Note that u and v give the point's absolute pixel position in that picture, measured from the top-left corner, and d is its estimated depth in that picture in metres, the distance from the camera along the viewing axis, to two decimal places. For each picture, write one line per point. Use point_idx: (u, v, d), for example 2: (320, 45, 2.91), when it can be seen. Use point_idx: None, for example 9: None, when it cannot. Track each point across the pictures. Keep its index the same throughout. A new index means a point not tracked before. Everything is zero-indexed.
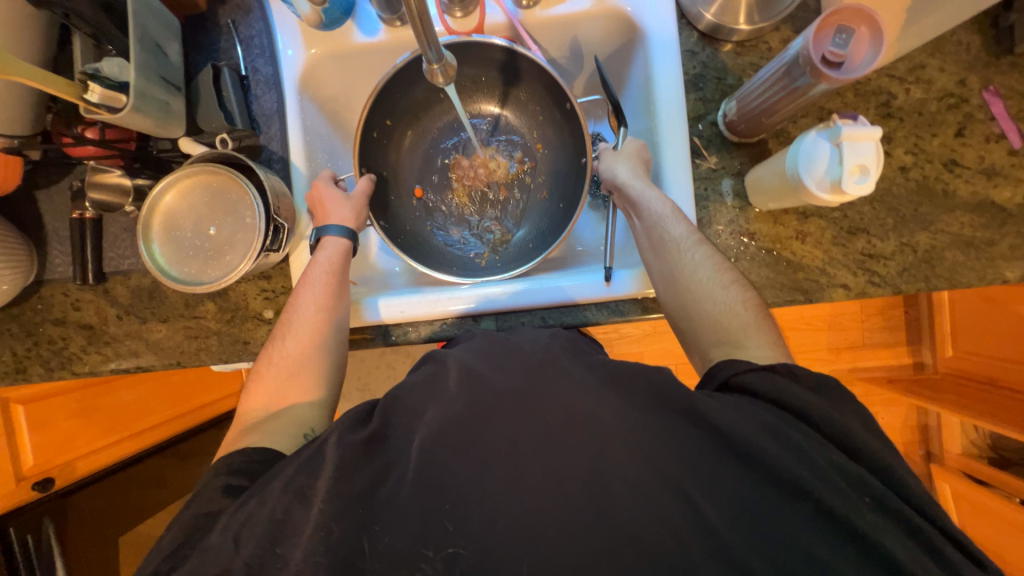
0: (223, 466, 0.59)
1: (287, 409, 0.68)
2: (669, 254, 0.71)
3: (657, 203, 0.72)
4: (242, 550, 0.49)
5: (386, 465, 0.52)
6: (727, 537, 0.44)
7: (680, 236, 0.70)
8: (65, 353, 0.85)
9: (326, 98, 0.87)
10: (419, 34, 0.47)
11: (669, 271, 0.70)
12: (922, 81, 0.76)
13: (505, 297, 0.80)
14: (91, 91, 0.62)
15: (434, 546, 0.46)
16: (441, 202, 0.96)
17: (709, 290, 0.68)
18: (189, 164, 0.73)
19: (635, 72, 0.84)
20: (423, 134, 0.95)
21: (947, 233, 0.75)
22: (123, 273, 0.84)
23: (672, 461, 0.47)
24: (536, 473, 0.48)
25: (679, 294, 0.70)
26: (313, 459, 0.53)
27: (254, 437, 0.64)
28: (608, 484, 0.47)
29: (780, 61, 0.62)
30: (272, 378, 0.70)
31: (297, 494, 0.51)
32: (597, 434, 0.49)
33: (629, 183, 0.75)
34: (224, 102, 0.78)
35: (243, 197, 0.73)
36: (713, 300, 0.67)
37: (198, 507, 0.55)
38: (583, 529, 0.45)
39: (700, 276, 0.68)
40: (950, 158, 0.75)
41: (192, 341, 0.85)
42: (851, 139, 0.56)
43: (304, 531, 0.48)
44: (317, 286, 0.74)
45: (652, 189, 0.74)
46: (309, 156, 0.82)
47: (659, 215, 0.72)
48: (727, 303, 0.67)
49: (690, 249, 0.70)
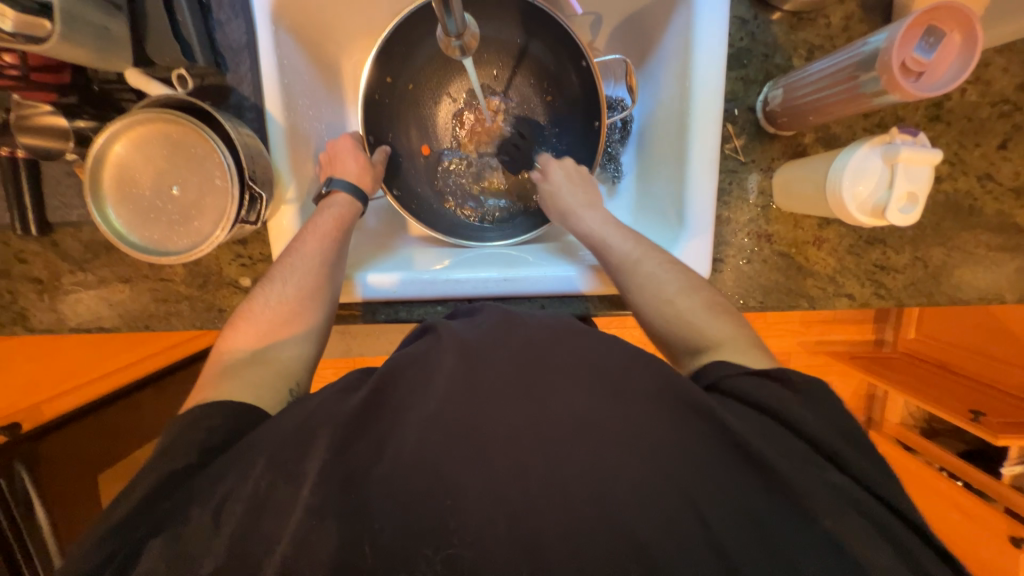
0: (196, 424, 0.49)
1: (272, 357, 0.59)
2: (613, 259, 0.68)
3: (595, 215, 0.73)
4: (223, 528, 0.40)
5: (376, 443, 0.43)
6: (789, 546, 0.37)
7: (623, 240, 0.69)
8: (14, 307, 0.77)
9: (306, 30, 0.73)
10: (441, 12, 0.47)
11: (619, 282, 0.66)
12: (980, 82, 0.69)
13: (506, 284, 0.74)
14: (0, 16, 0.51)
15: (435, 543, 0.38)
16: (435, 165, 0.86)
17: (664, 291, 0.62)
18: (140, 108, 0.61)
19: (668, 34, 0.73)
20: (423, 83, 0.83)
21: (962, 251, 0.73)
22: (73, 225, 0.75)
23: (718, 449, 0.41)
24: (576, 455, 0.41)
25: (637, 296, 0.64)
26: (302, 435, 0.44)
27: (233, 388, 0.54)
28: (652, 475, 0.40)
29: (850, 54, 0.56)
30: (259, 318, 0.61)
31: (283, 468, 0.42)
32: (626, 417, 0.42)
33: (564, 197, 0.75)
34: (178, 29, 0.64)
35: (210, 153, 0.62)
36: (674, 309, 0.61)
37: (170, 467, 0.46)
38: (618, 519, 0.38)
39: (669, 291, 0.62)
40: (986, 172, 0.71)
41: (160, 305, 0.77)
42: (908, 161, 0.55)
43: (290, 514, 0.40)
44: (323, 231, 0.69)
45: (585, 206, 0.74)
46: (287, 105, 0.70)
47: (591, 229, 0.72)
48: (682, 303, 0.61)
49: (634, 250, 0.67)
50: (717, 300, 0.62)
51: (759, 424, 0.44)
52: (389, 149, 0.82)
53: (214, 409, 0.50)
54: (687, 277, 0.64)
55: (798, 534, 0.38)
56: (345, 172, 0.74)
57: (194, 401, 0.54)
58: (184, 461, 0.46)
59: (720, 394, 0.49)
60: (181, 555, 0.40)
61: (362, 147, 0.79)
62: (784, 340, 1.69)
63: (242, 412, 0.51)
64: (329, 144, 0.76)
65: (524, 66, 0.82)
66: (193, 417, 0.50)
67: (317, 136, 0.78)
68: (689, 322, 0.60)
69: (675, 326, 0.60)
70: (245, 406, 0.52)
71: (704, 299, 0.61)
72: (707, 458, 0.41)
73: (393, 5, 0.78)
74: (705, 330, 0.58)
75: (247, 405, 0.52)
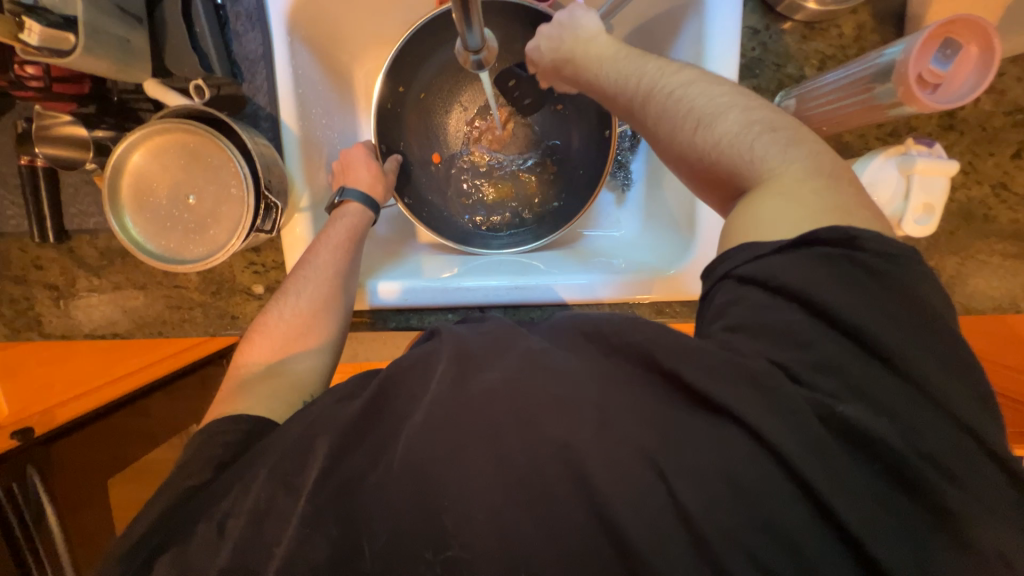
0: (211, 438, 0.50)
1: (287, 370, 0.60)
2: (624, 102, 0.55)
3: (603, 43, 0.58)
4: (230, 539, 0.41)
5: (376, 452, 0.41)
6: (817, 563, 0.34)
7: (639, 70, 0.54)
8: (30, 313, 0.78)
9: (319, 40, 0.73)
10: (461, 25, 0.48)
11: (647, 120, 0.53)
12: (993, 92, 0.69)
13: (516, 292, 0.74)
14: (27, 31, 0.52)
15: (435, 547, 0.37)
16: (445, 173, 0.86)
17: (701, 116, 0.49)
18: (158, 119, 0.62)
19: (680, 43, 0.73)
20: (435, 92, 0.84)
21: (976, 261, 0.73)
22: (90, 232, 0.75)
23: (759, 463, 0.35)
24: (591, 465, 0.36)
25: (666, 130, 0.51)
26: (301, 445, 0.43)
27: (248, 400, 0.55)
28: (676, 489, 0.35)
29: (866, 65, 0.56)
30: (274, 331, 0.62)
31: (284, 480, 0.42)
32: (649, 419, 0.38)
33: (568, 50, 0.60)
34: (197, 40, 0.66)
35: (226, 162, 0.63)
36: (715, 137, 0.48)
37: (184, 480, 0.47)
38: (630, 541, 0.35)
39: (712, 108, 0.49)
40: (1001, 181, 0.71)
41: (174, 311, 0.78)
42: (924, 172, 0.56)
43: (289, 524, 0.40)
44: (335, 243, 0.69)
45: (599, 35, 0.59)
46: (302, 114, 0.71)
47: (607, 74, 0.57)
48: (711, 132, 0.48)
49: (652, 75, 0.53)
50: (766, 113, 0.48)
51: (764, 321, 0.39)
52: (400, 157, 0.82)
53: (231, 422, 0.51)
54: (733, 91, 0.50)
55: (825, 551, 0.34)
56: (357, 181, 0.75)
57: (213, 415, 0.55)
58: (201, 476, 0.47)
59: (749, 285, 0.42)
60: (193, 565, 0.41)
61: (375, 156, 0.79)
62: None
63: (252, 424, 0.52)
64: (341, 153, 0.77)
65: None
66: (208, 431, 0.51)
67: (329, 145, 0.79)
68: (735, 153, 0.47)
69: (709, 170, 0.49)
70: (258, 418, 0.53)
71: (744, 114, 0.48)
72: None
73: (406, 15, 0.79)
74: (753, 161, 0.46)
75: (256, 416, 0.53)
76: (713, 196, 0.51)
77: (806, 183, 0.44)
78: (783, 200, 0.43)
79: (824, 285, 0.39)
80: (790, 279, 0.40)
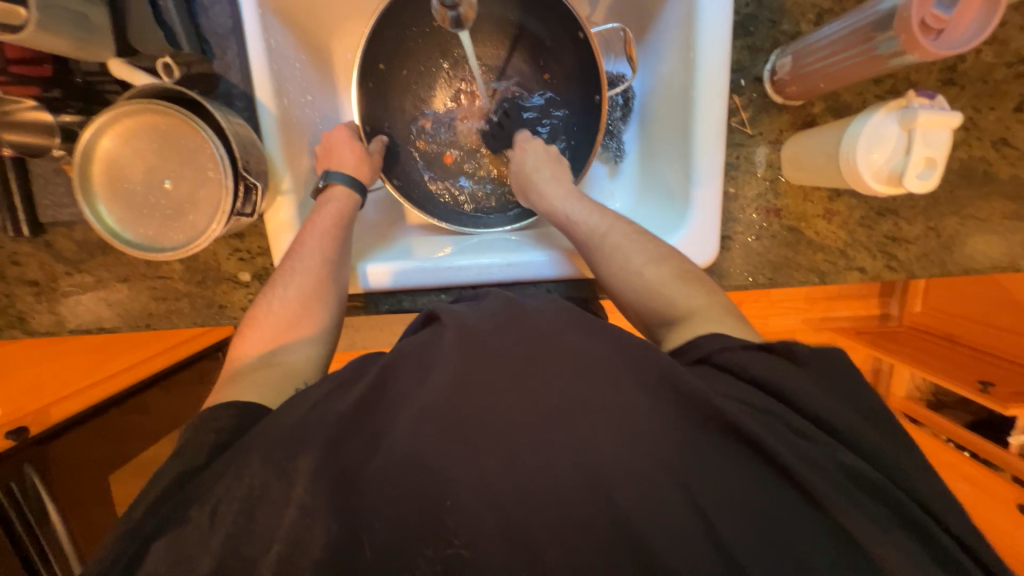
0: (205, 428, 0.48)
1: (282, 361, 0.58)
2: (582, 234, 0.68)
3: (557, 187, 0.72)
4: (218, 527, 0.39)
5: (377, 438, 0.41)
6: None
7: (586, 216, 0.68)
8: (12, 312, 0.76)
9: (294, 11, 0.70)
10: None
11: (589, 255, 0.66)
12: (996, 42, 0.67)
13: (510, 270, 0.72)
14: None
15: (432, 540, 0.37)
16: (432, 150, 0.83)
17: (633, 263, 0.62)
18: (126, 99, 0.59)
19: (669, 7, 0.70)
20: (417, 65, 0.80)
21: (975, 220, 0.71)
22: (65, 224, 0.73)
23: None
24: None
25: (606, 269, 0.64)
26: (291, 433, 0.42)
27: (242, 390, 0.53)
28: None
29: (864, 15, 0.55)
30: (268, 323, 0.60)
31: (278, 466, 0.40)
32: None
33: (534, 170, 0.75)
34: (162, 16, 0.62)
35: (201, 144, 0.60)
36: (645, 283, 0.60)
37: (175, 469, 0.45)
38: None
39: (639, 264, 0.62)
40: (1002, 136, 0.69)
41: (160, 303, 0.76)
42: (925, 125, 0.54)
43: (284, 513, 0.38)
44: (323, 232, 0.67)
45: (554, 178, 0.74)
46: (278, 92, 0.68)
47: (557, 205, 0.71)
48: (647, 275, 0.60)
49: (597, 223, 0.67)
50: (684, 271, 0.61)
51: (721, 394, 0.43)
52: (385, 137, 0.80)
53: (224, 409, 0.50)
54: (655, 245, 0.63)
55: None
56: (341, 165, 0.72)
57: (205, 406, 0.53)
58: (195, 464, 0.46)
59: (712, 367, 0.46)
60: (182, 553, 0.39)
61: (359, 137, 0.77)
62: (789, 319, 1.53)
63: (244, 410, 0.50)
64: (324, 135, 0.75)
65: (519, 59, 0.81)
66: (200, 420, 0.49)
67: (311, 125, 0.76)
68: (657, 295, 0.60)
69: (646, 300, 0.61)
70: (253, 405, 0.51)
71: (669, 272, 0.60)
72: (727, 454, 0.38)
73: None
74: (682, 299, 0.58)
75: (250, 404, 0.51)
76: (639, 322, 0.62)
77: (725, 318, 0.55)
78: (714, 322, 0.54)
79: (791, 376, 0.43)
80: (760, 371, 0.43)
